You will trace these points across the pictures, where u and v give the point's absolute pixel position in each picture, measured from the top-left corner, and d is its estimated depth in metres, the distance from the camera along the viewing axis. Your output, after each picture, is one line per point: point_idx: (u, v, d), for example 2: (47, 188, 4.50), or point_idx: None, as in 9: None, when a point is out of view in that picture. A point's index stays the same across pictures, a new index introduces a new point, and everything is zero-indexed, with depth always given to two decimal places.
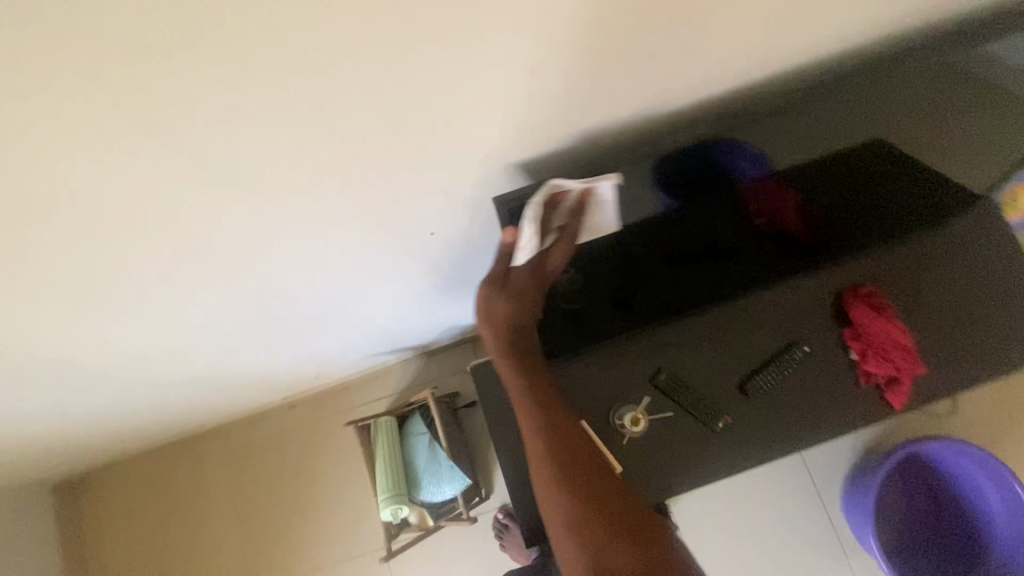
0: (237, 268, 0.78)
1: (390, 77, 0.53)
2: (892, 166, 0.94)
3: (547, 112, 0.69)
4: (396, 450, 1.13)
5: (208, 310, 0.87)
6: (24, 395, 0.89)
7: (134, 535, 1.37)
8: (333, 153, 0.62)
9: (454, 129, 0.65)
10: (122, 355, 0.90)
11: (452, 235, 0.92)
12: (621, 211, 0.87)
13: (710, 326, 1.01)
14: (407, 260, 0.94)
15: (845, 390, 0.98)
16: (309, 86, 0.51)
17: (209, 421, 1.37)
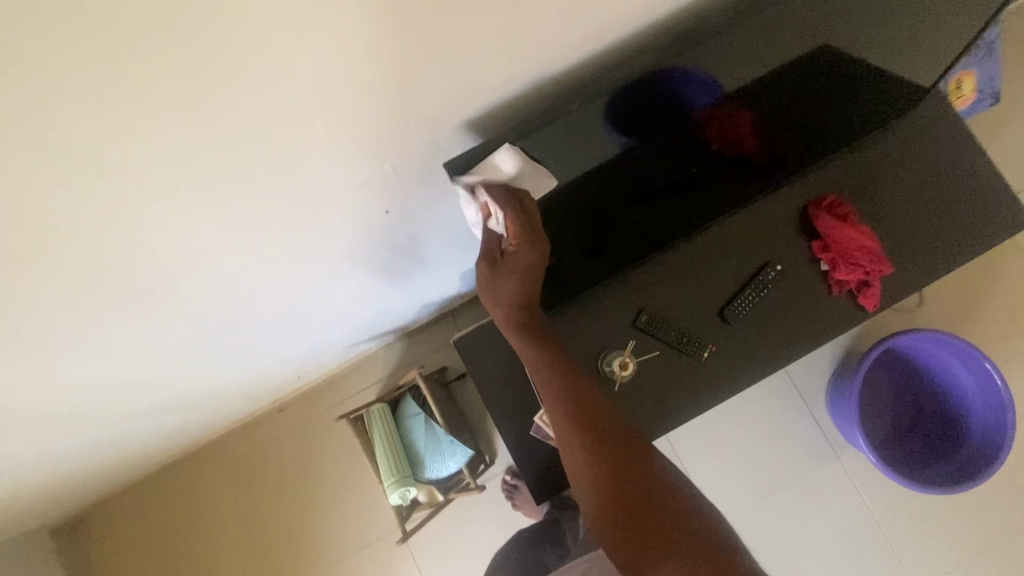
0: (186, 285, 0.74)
1: (309, 48, 0.49)
2: (842, 74, 0.90)
3: (486, 63, 0.65)
4: (393, 435, 1.12)
5: (167, 329, 0.82)
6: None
7: (146, 563, 1.35)
8: (264, 146, 0.57)
9: (390, 96, 0.61)
10: (87, 390, 0.85)
11: (406, 211, 0.88)
12: (577, 155, 0.83)
13: (683, 259, 1.01)
14: (366, 245, 0.90)
15: (821, 301, 1.00)
16: (220, 70, 0.46)
17: (200, 438, 1.34)
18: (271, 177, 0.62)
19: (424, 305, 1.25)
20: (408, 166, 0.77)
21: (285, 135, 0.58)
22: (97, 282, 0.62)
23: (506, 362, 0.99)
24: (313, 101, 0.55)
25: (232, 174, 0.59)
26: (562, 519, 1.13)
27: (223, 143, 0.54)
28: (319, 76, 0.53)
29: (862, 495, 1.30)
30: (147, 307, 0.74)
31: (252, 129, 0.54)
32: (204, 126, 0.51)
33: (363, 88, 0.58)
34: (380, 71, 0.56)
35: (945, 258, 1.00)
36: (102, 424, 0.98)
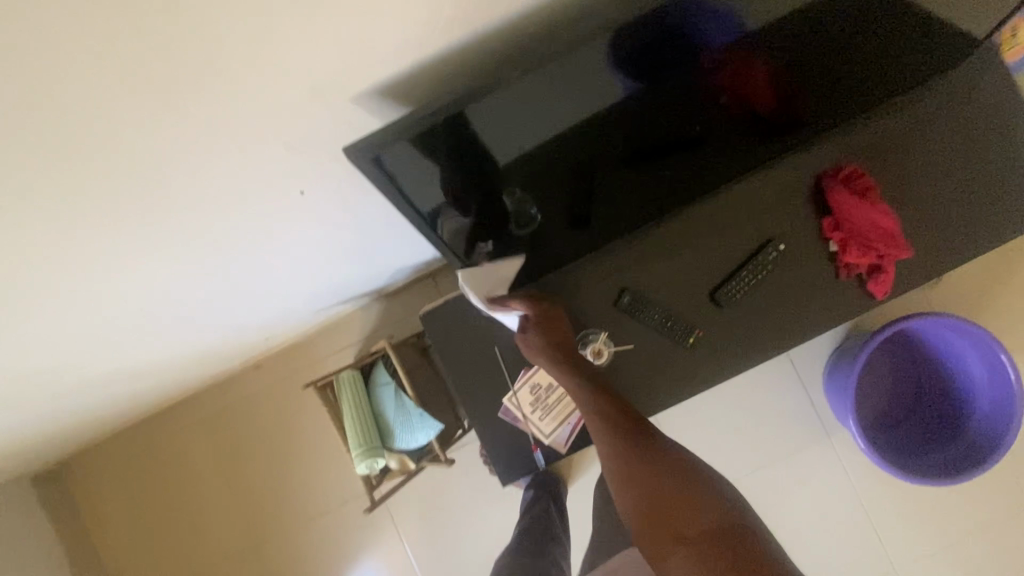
0: (109, 283, 0.66)
1: (194, 12, 0.38)
2: (886, 15, 0.73)
3: (447, 22, 0.53)
4: (362, 404, 1.08)
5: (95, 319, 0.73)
6: None
7: (131, 510, 1.38)
8: (155, 138, 0.47)
9: (324, 65, 0.50)
10: (30, 373, 0.80)
11: (327, 188, 0.73)
12: (557, 109, 0.66)
13: (673, 235, 0.92)
14: (293, 222, 0.76)
15: (826, 287, 0.90)
16: (81, 44, 0.36)
17: (174, 395, 1.31)
18: (176, 170, 0.52)
19: (399, 267, 1.16)
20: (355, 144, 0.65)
21: (182, 125, 0.47)
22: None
23: (475, 343, 0.93)
24: (208, 82, 0.44)
25: (123, 171, 0.48)
26: (550, 519, 1.11)
27: (96, 139, 0.44)
28: (206, 53, 0.41)
29: (847, 477, 1.27)
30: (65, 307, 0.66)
31: (131, 121, 0.44)
32: (62, 121, 0.40)
33: (281, 65, 0.47)
34: (292, 43, 0.45)
35: (971, 244, 0.89)
36: (53, 399, 0.94)
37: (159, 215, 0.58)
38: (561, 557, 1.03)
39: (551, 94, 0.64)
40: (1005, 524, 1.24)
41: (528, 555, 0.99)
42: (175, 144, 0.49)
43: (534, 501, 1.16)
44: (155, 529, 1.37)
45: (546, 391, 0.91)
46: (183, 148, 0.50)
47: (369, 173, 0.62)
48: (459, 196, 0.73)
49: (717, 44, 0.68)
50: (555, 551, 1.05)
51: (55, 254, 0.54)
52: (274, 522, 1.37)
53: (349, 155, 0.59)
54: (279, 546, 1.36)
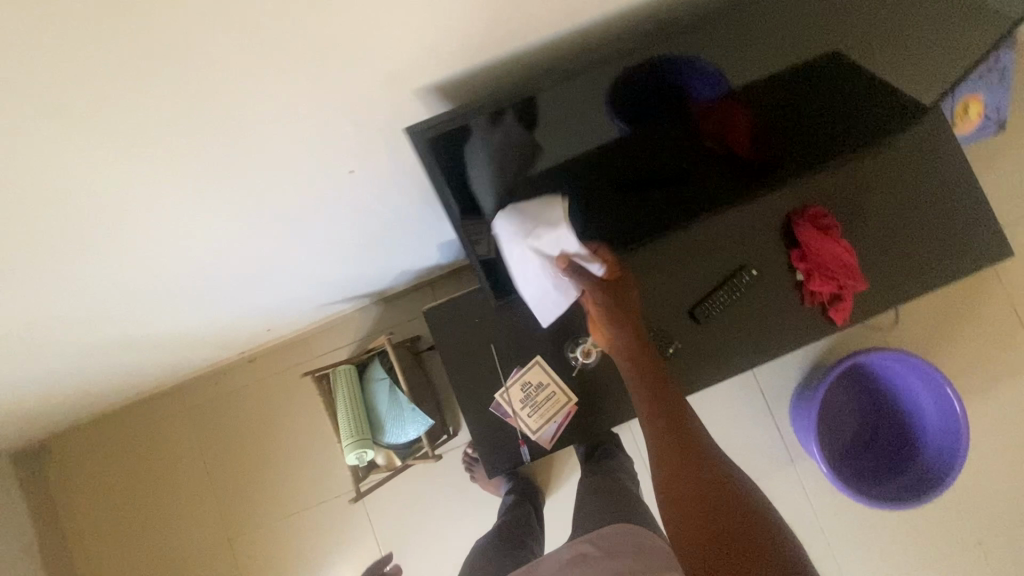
0: (149, 254, 0.72)
1: (286, 29, 0.46)
2: (843, 83, 0.87)
3: (483, 53, 0.62)
4: (357, 397, 1.13)
5: (125, 287, 0.79)
6: None
7: (108, 494, 1.38)
8: (230, 123, 0.54)
9: (376, 79, 0.58)
10: (50, 337, 0.84)
11: (375, 169, 0.76)
12: (573, 128, 0.75)
13: (657, 258, 1.02)
14: (332, 205, 0.80)
15: (792, 311, 1.00)
16: (193, 47, 0.44)
17: (165, 382, 1.34)
18: (238, 155, 0.60)
19: (402, 272, 1.23)
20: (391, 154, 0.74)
21: (255, 117, 0.55)
22: (47, 242, 0.61)
23: (473, 340, 1.00)
24: (286, 81, 0.52)
25: (195, 150, 0.56)
26: (530, 514, 1.18)
27: (184, 119, 0.51)
28: (293, 59, 0.50)
29: (811, 503, 1.33)
30: (104, 271, 0.72)
31: (216, 107, 0.51)
32: (162, 101, 0.48)
33: (341, 76, 0.55)
34: (360, 58, 0.53)
35: (919, 283, 1.00)
36: (57, 368, 0.98)
37: (212, 194, 0.65)
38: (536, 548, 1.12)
39: (573, 109, 0.73)
40: (955, 556, 1.31)
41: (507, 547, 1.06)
42: (246, 132, 0.57)
43: (517, 503, 1.21)
44: (130, 513, 1.38)
45: (534, 390, 0.97)
46: (249, 137, 0.58)
47: (421, 156, 0.69)
48: (486, 199, 0.81)
49: (702, 94, 0.80)
50: (531, 545, 1.11)
51: (113, 219, 0.61)
52: (251, 517, 1.37)
53: (409, 136, 0.66)
54: (252, 541, 1.37)
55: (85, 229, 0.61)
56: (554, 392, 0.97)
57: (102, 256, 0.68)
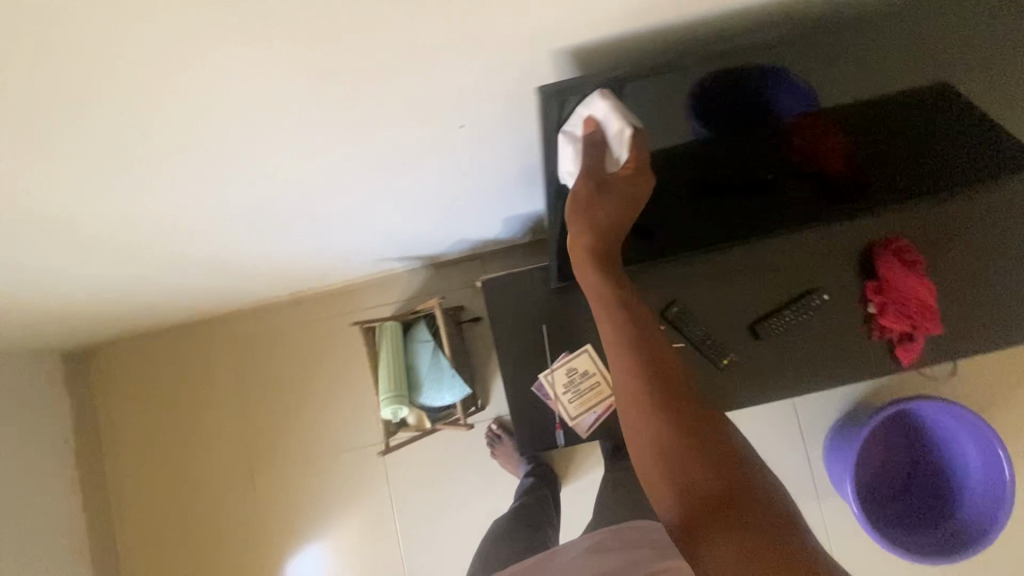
0: (236, 181, 0.74)
1: None
2: (955, 117, 0.79)
3: (609, 35, 0.61)
4: (400, 354, 1.15)
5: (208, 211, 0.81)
6: (34, 274, 0.89)
7: (146, 405, 1.45)
8: (349, 63, 0.54)
9: (500, 46, 0.58)
10: (128, 248, 0.88)
11: (482, 129, 0.75)
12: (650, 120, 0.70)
13: (724, 264, 1.00)
14: (428, 159, 0.79)
15: (856, 343, 0.97)
16: None
17: (214, 310, 1.38)
18: (346, 97, 0.60)
19: (460, 241, 1.23)
20: (487, 121, 0.73)
21: (372, 62, 0.55)
22: (150, 153, 0.63)
23: (526, 318, 1.00)
24: (412, 32, 0.52)
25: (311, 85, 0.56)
26: (544, 496, 1.16)
27: (309, 53, 0.52)
28: (425, 11, 0.49)
29: (830, 539, 1.30)
30: (190, 191, 0.74)
31: (341, 45, 0.52)
32: (295, 32, 0.48)
33: (467, 37, 0.55)
34: (488, 20, 0.53)
35: (994, 338, 0.96)
36: (122, 278, 1.02)
37: (309, 131, 0.65)
38: (550, 526, 1.08)
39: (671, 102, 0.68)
40: None
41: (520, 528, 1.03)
42: (361, 75, 0.57)
43: (535, 486, 1.19)
44: (162, 428, 1.44)
45: (580, 377, 0.97)
46: (361, 80, 0.58)
47: (542, 112, 0.64)
48: None
49: (791, 111, 0.72)
50: (546, 524, 1.07)
51: (214, 141, 0.63)
52: (275, 452, 1.41)
53: (538, 93, 0.62)
54: (270, 475, 1.41)
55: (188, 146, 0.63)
56: (599, 382, 0.97)
57: (195, 176, 0.70)
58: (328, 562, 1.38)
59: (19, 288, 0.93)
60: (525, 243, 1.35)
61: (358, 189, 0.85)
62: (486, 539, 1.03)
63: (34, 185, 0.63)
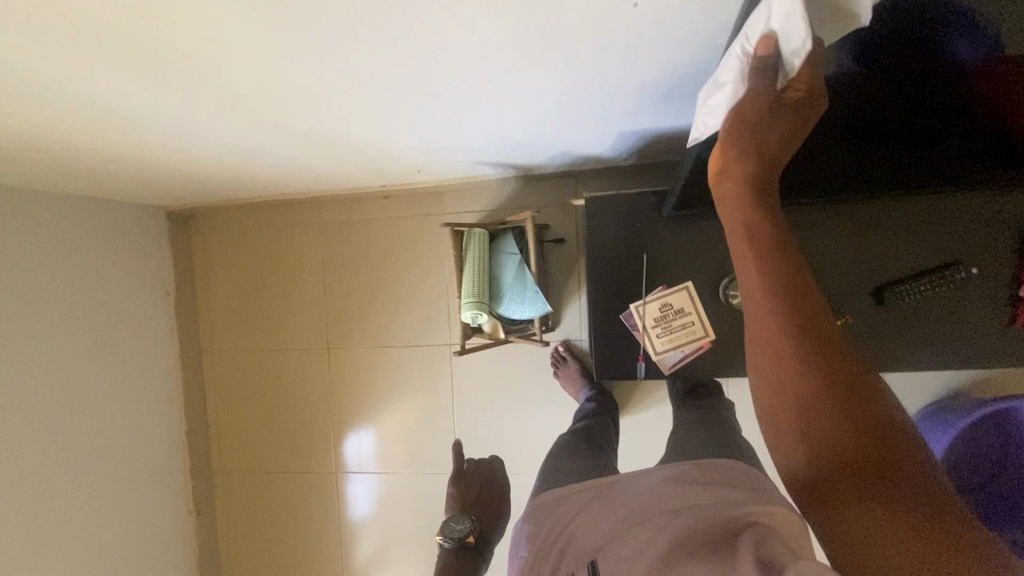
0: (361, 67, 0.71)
1: None
2: None
3: None
4: (485, 261, 1.14)
5: (330, 91, 0.79)
6: (154, 129, 0.92)
7: (235, 274, 1.53)
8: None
9: None
10: (243, 117, 0.88)
11: (657, 14, 0.61)
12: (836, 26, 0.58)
13: (865, 219, 0.89)
14: (574, 53, 0.70)
15: (993, 326, 0.87)
16: None
17: (304, 193, 1.41)
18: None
19: (560, 156, 1.17)
20: (641, 31, 0.64)
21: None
22: (291, 29, 0.60)
23: (625, 245, 0.96)
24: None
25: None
26: (605, 423, 1.15)
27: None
28: None
29: None
30: (318, 73, 0.72)
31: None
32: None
33: None
34: None
35: None
36: (231, 148, 1.05)
37: (451, 24, 0.61)
38: (610, 453, 1.07)
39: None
40: None
41: (585, 448, 1.02)
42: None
43: (598, 409, 1.19)
44: (248, 297, 1.53)
45: (673, 314, 0.92)
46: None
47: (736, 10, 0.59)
48: None
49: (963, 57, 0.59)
50: (608, 452, 1.06)
51: (351, 26, 0.60)
52: (349, 338, 1.49)
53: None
54: (343, 357, 1.50)
55: (327, 28, 0.60)
56: (693, 323, 0.92)
57: (325, 59, 0.68)
58: (389, 443, 1.48)
59: (140, 142, 0.97)
60: (626, 167, 1.26)
61: (482, 88, 0.80)
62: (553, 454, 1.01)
63: (178, 51, 0.64)
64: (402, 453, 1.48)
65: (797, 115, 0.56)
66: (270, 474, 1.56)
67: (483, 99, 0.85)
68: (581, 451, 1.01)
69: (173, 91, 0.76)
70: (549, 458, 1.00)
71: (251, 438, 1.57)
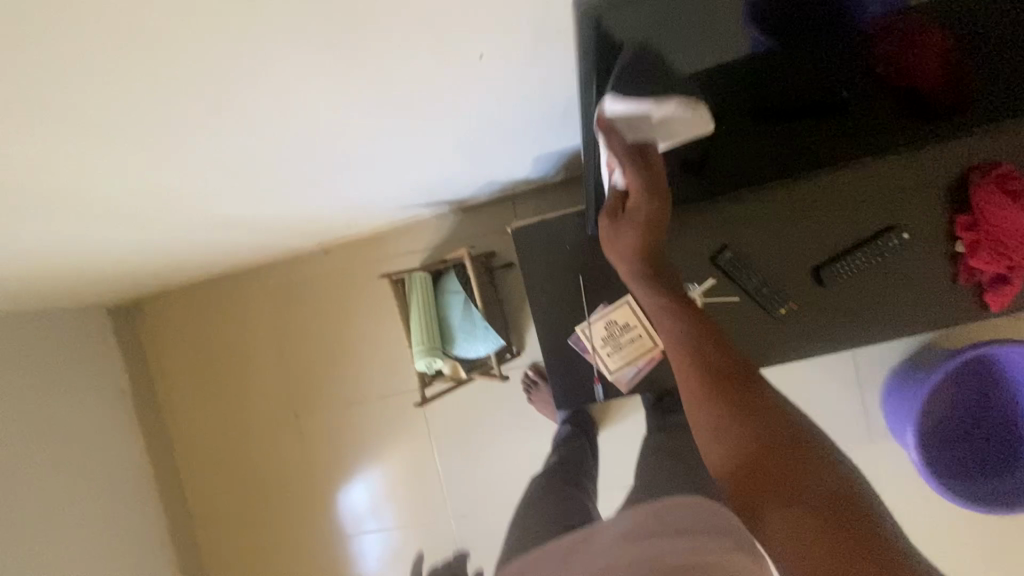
0: (247, 150, 0.69)
1: None
2: None
3: None
4: (430, 305, 1.11)
5: (220, 176, 0.77)
6: (57, 242, 0.89)
7: (192, 356, 1.50)
8: (355, 13, 0.46)
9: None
10: (144, 215, 0.86)
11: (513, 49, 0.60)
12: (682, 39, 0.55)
13: (790, 200, 0.88)
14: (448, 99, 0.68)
15: (935, 287, 0.86)
16: None
17: (244, 263, 1.39)
18: (355, 53, 0.52)
19: (486, 185, 1.16)
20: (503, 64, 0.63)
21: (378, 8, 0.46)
22: (143, 136, 0.57)
23: (560, 268, 0.94)
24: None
25: (314, 43, 0.48)
26: (584, 451, 1.09)
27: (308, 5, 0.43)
28: None
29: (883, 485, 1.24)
30: (207, 163, 0.70)
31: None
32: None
33: None
34: None
35: None
36: (148, 241, 1.02)
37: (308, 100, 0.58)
38: (589, 484, 1.01)
39: (693, 42, 0.56)
40: None
41: (561, 480, 0.96)
42: (372, 25, 0.48)
43: (572, 434, 1.14)
44: (208, 376, 1.50)
45: (620, 330, 0.90)
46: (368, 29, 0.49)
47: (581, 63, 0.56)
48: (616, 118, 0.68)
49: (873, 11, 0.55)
50: (586, 482, 1.00)
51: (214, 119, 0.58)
52: (318, 399, 1.46)
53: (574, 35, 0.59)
54: (316, 420, 1.47)
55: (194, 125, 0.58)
56: (640, 335, 0.89)
57: (205, 150, 0.65)
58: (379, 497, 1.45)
59: (49, 255, 0.94)
60: (558, 183, 1.25)
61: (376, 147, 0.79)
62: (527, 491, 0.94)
63: (45, 171, 0.61)
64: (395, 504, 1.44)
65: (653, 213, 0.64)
66: (262, 555, 1.50)
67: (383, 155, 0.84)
68: (557, 483, 0.94)
69: (59, 205, 0.73)
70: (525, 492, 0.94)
71: (237, 521, 1.51)
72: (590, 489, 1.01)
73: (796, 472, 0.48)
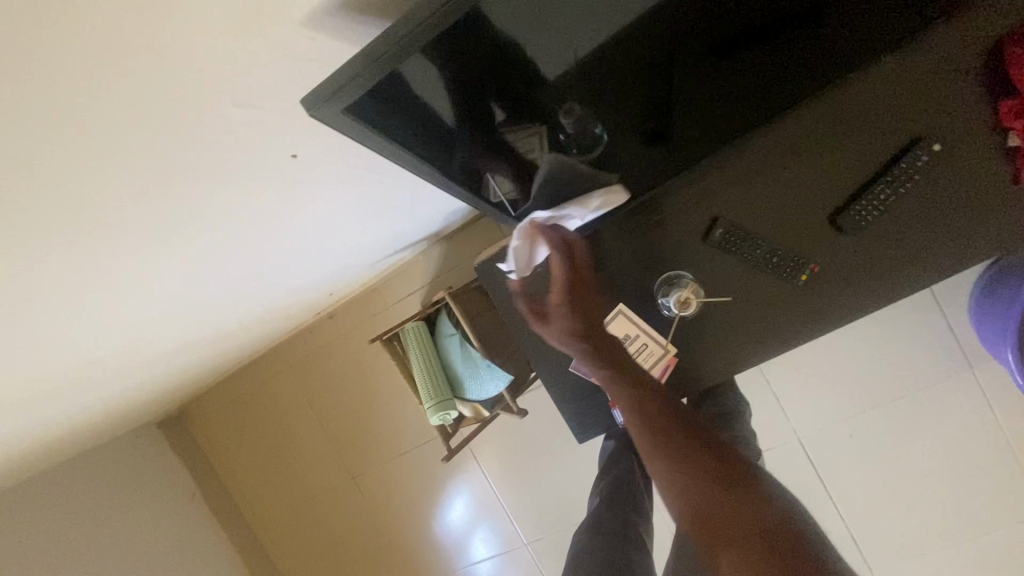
0: (153, 260, 0.67)
1: None
2: None
3: None
4: (429, 355, 1.06)
5: (155, 297, 0.76)
6: (62, 403, 0.93)
7: (244, 442, 1.56)
8: (103, 102, 0.42)
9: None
10: (116, 354, 0.88)
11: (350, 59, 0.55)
12: (527, 18, 0.54)
13: (786, 145, 0.72)
14: (322, 133, 0.64)
15: (994, 198, 0.68)
16: None
17: (259, 347, 1.42)
18: (146, 137, 0.48)
19: (448, 206, 1.09)
20: None
21: (132, 80, 0.42)
22: (21, 296, 0.57)
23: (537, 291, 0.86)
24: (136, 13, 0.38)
25: (100, 140, 0.45)
26: (633, 475, 0.92)
27: (55, 109, 0.40)
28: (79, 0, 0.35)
29: (1008, 421, 1.01)
30: (121, 289, 0.68)
31: (78, 79, 0.39)
32: (11, 96, 0.37)
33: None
34: None
35: None
36: (145, 371, 1.05)
37: (143, 196, 0.54)
38: (643, 526, 0.84)
39: (546, 25, 0.56)
40: None
41: (607, 531, 0.80)
42: (146, 98, 0.45)
43: (616, 460, 0.96)
44: (262, 457, 1.55)
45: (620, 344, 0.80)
46: (146, 105, 0.45)
47: (426, 84, 0.56)
48: (533, 100, 0.66)
49: None
50: (638, 522, 0.84)
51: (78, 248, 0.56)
52: (365, 455, 1.47)
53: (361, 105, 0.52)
54: (369, 479, 1.47)
55: (67, 260, 0.56)
56: (646, 343, 0.79)
57: (105, 277, 0.64)
58: (459, 521, 1.39)
59: (64, 412, 0.99)
60: None
61: (289, 208, 0.75)
62: (571, 555, 0.79)
63: None
64: (475, 531, 1.38)
65: (578, 300, 0.73)
66: None
67: (308, 214, 0.80)
68: (601, 538, 0.79)
69: (24, 379, 0.75)
70: (568, 563, 0.80)
71: None
72: (647, 530, 0.85)
73: (734, 517, 0.54)
